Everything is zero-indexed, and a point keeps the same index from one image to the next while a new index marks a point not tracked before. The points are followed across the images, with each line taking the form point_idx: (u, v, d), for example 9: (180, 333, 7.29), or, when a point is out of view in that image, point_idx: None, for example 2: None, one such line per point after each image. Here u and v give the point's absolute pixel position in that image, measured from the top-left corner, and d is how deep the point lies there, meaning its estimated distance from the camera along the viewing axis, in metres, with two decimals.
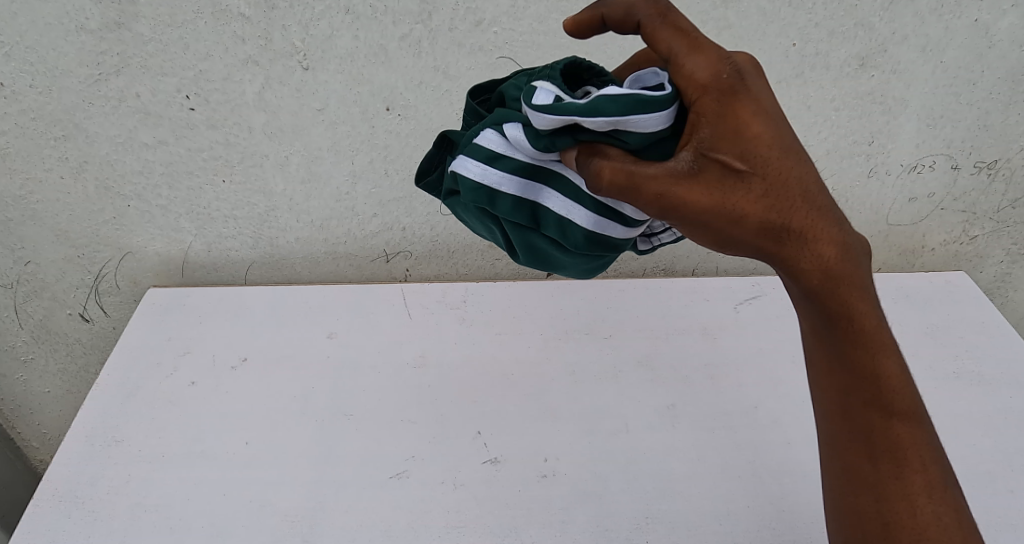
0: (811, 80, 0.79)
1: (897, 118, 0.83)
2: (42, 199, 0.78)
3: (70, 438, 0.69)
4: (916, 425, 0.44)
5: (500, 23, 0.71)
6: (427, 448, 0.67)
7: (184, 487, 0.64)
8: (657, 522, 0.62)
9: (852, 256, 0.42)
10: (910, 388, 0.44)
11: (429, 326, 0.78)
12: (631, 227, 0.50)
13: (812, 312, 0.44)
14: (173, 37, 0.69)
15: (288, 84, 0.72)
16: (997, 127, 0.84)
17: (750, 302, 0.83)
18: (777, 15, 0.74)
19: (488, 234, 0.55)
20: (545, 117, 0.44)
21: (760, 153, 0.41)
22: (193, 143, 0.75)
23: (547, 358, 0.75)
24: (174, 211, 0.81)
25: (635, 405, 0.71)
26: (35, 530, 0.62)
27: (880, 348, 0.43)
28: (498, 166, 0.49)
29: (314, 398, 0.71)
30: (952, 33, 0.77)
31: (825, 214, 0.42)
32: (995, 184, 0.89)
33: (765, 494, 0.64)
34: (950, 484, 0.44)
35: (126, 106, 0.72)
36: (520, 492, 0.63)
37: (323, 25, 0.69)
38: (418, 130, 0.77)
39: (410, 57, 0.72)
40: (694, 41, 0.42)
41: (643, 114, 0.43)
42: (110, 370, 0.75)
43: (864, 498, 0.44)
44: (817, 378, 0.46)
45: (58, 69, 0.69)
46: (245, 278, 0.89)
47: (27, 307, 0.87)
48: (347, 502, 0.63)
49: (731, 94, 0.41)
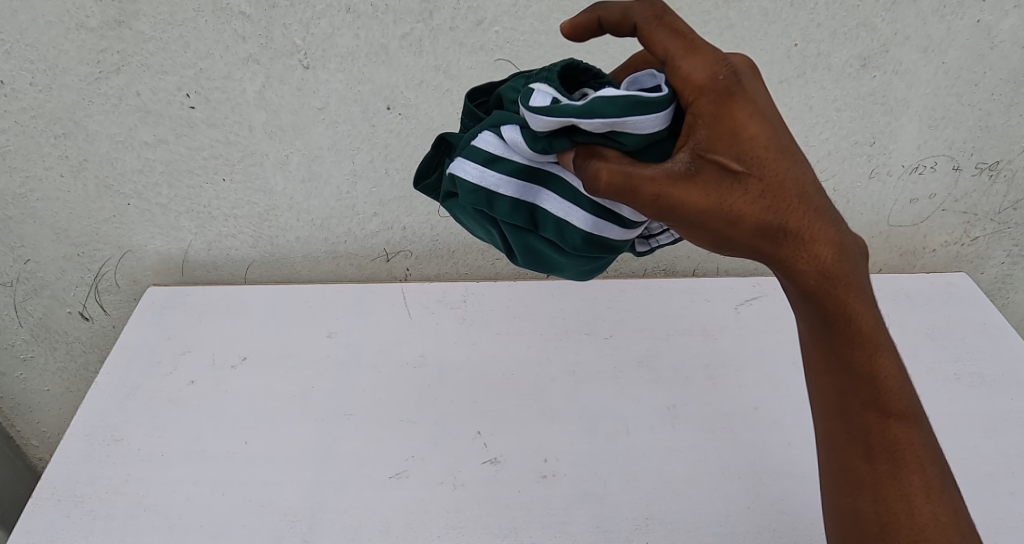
0: (813, 80, 0.79)
1: (899, 119, 0.83)
2: (41, 196, 0.78)
3: (70, 437, 0.69)
4: (914, 426, 0.44)
5: (501, 22, 0.71)
6: (427, 448, 0.66)
7: (183, 486, 0.64)
8: (657, 523, 0.62)
9: (850, 256, 0.42)
10: (907, 388, 0.44)
11: (429, 326, 0.78)
12: (630, 229, 0.50)
13: (809, 312, 0.44)
14: (173, 35, 0.68)
15: (288, 82, 0.72)
16: (999, 128, 0.84)
17: (751, 303, 0.83)
18: (779, 15, 0.74)
19: (486, 235, 0.55)
20: (542, 119, 0.44)
21: (756, 154, 0.41)
22: (193, 142, 0.75)
23: (547, 359, 0.75)
24: (174, 210, 0.81)
25: (635, 405, 0.71)
26: (34, 529, 0.62)
27: (878, 348, 0.43)
28: (496, 168, 0.49)
29: (314, 398, 0.71)
30: (954, 34, 0.77)
31: (822, 215, 0.42)
32: (996, 185, 0.89)
33: (764, 495, 0.64)
34: (949, 484, 0.44)
35: (126, 104, 0.72)
36: (520, 493, 0.63)
37: (323, 24, 0.69)
38: (419, 130, 0.77)
39: (411, 56, 0.72)
40: (690, 43, 0.42)
41: (640, 115, 0.43)
42: (109, 369, 0.75)
43: (862, 499, 0.44)
44: (815, 378, 0.45)
45: (58, 67, 0.69)
46: (245, 276, 0.88)
47: (27, 305, 0.87)
48: (347, 502, 0.63)
49: (727, 96, 0.41)
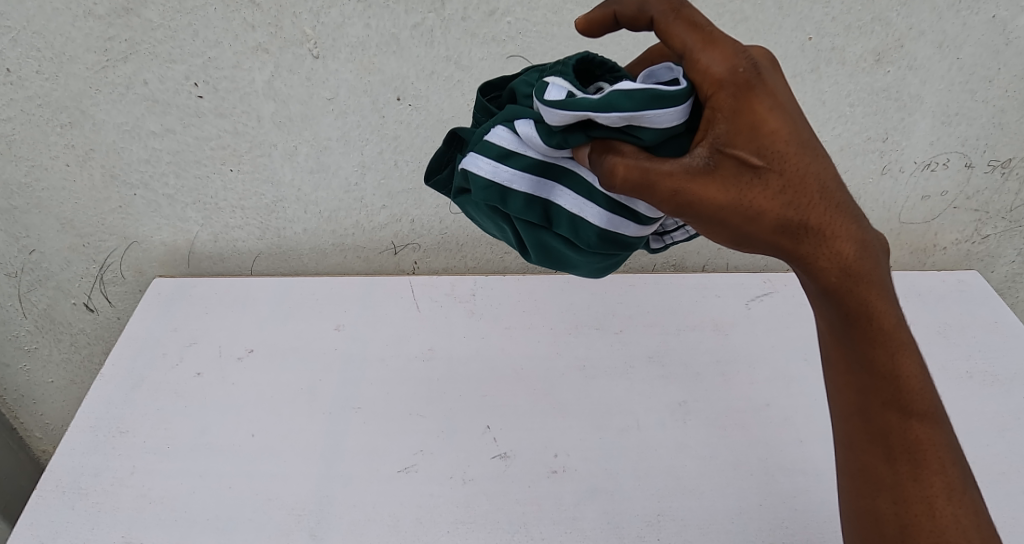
0: (826, 75, 0.78)
1: (912, 115, 0.82)
2: (47, 186, 0.77)
3: (75, 429, 0.68)
4: (935, 426, 0.43)
5: (513, 13, 0.70)
6: (437, 442, 0.66)
7: (190, 479, 0.64)
8: (668, 520, 0.61)
9: (871, 253, 0.41)
10: (928, 387, 0.43)
11: (438, 319, 0.78)
12: (645, 225, 0.49)
13: (829, 310, 0.43)
14: (182, 22, 0.68)
15: (298, 72, 0.71)
16: (1012, 125, 0.83)
17: (762, 299, 0.82)
18: (794, 8, 0.73)
19: (499, 232, 0.54)
20: (558, 113, 0.43)
21: (777, 149, 0.40)
22: (201, 132, 0.75)
23: (557, 353, 0.75)
24: (181, 201, 0.80)
25: (645, 401, 0.70)
26: (38, 521, 0.61)
27: (899, 347, 0.42)
28: (510, 163, 0.48)
29: (321, 390, 0.71)
30: (970, 29, 0.76)
31: (843, 211, 0.41)
32: (1009, 183, 0.88)
33: (777, 492, 0.64)
34: (970, 487, 0.43)
35: (133, 93, 0.71)
36: (530, 487, 0.63)
37: (334, 13, 0.68)
38: (429, 122, 0.76)
39: (422, 47, 0.71)
40: (708, 35, 0.41)
41: (658, 109, 0.42)
42: (114, 360, 0.74)
43: (881, 500, 0.43)
44: (834, 377, 0.45)
45: (65, 56, 0.68)
46: (252, 268, 0.88)
47: (31, 296, 0.86)
48: (355, 495, 0.62)
49: (747, 89, 0.40)
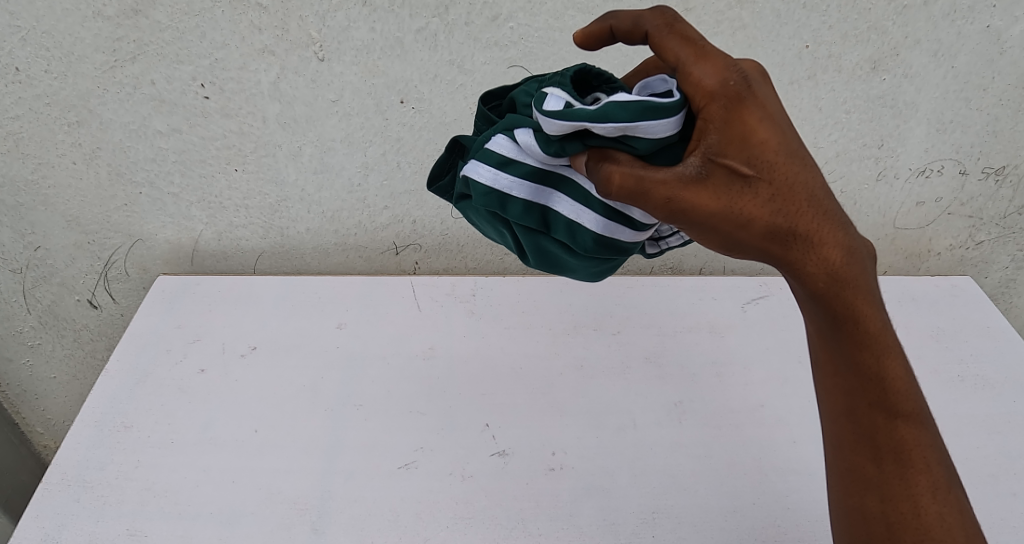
0: (823, 82, 0.79)
1: (907, 122, 0.83)
2: (54, 183, 0.78)
3: (81, 422, 0.69)
4: (920, 426, 0.44)
5: (516, 18, 0.71)
6: (437, 440, 0.67)
7: (193, 474, 0.65)
8: (663, 517, 0.62)
9: (857, 259, 0.42)
10: (913, 389, 0.44)
11: (440, 318, 0.79)
12: (640, 231, 0.50)
13: (818, 314, 0.44)
14: (190, 24, 0.69)
15: (303, 74, 0.73)
16: (1006, 133, 0.84)
17: (758, 302, 0.83)
18: (791, 17, 0.74)
19: (498, 236, 0.55)
20: (556, 123, 0.44)
21: (767, 158, 0.41)
22: (207, 132, 0.76)
23: (556, 352, 0.76)
24: (186, 199, 0.81)
25: (641, 402, 0.71)
26: (44, 512, 0.62)
27: (885, 350, 0.43)
28: (509, 171, 0.49)
29: (323, 388, 0.71)
30: (964, 38, 0.77)
31: (830, 218, 0.42)
32: (1002, 190, 0.89)
33: (770, 491, 0.65)
34: (954, 485, 0.44)
35: (141, 93, 0.72)
36: (529, 484, 0.64)
37: (340, 17, 0.69)
38: (431, 124, 0.77)
39: (426, 51, 0.72)
40: (700, 49, 0.43)
41: (652, 120, 0.43)
42: (119, 356, 0.75)
43: (868, 499, 0.45)
44: (822, 378, 0.46)
45: (74, 55, 0.69)
46: (255, 266, 0.89)
47: (36, 293, 0.87)
48: (355, 490, 0.63)
49: (738, 101, 0.41)
